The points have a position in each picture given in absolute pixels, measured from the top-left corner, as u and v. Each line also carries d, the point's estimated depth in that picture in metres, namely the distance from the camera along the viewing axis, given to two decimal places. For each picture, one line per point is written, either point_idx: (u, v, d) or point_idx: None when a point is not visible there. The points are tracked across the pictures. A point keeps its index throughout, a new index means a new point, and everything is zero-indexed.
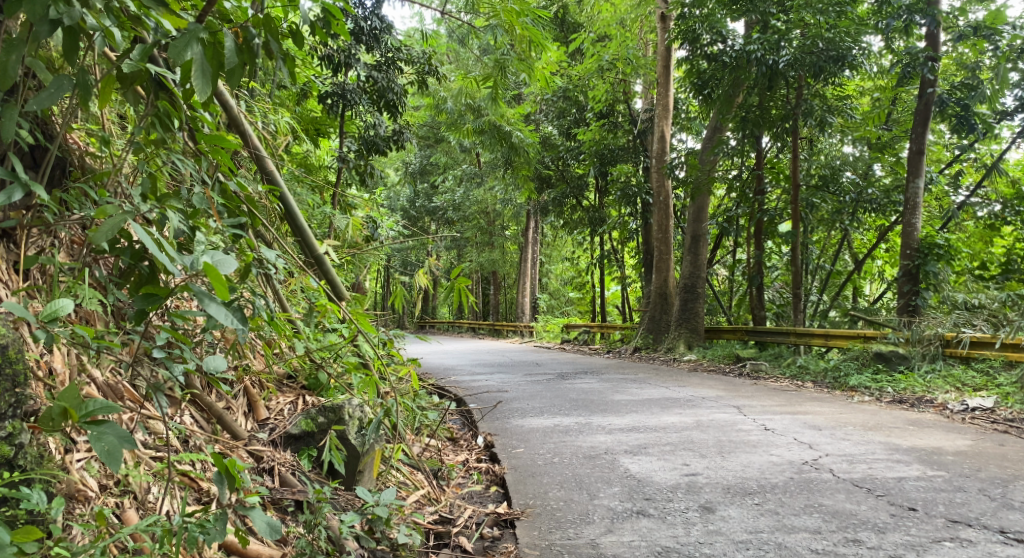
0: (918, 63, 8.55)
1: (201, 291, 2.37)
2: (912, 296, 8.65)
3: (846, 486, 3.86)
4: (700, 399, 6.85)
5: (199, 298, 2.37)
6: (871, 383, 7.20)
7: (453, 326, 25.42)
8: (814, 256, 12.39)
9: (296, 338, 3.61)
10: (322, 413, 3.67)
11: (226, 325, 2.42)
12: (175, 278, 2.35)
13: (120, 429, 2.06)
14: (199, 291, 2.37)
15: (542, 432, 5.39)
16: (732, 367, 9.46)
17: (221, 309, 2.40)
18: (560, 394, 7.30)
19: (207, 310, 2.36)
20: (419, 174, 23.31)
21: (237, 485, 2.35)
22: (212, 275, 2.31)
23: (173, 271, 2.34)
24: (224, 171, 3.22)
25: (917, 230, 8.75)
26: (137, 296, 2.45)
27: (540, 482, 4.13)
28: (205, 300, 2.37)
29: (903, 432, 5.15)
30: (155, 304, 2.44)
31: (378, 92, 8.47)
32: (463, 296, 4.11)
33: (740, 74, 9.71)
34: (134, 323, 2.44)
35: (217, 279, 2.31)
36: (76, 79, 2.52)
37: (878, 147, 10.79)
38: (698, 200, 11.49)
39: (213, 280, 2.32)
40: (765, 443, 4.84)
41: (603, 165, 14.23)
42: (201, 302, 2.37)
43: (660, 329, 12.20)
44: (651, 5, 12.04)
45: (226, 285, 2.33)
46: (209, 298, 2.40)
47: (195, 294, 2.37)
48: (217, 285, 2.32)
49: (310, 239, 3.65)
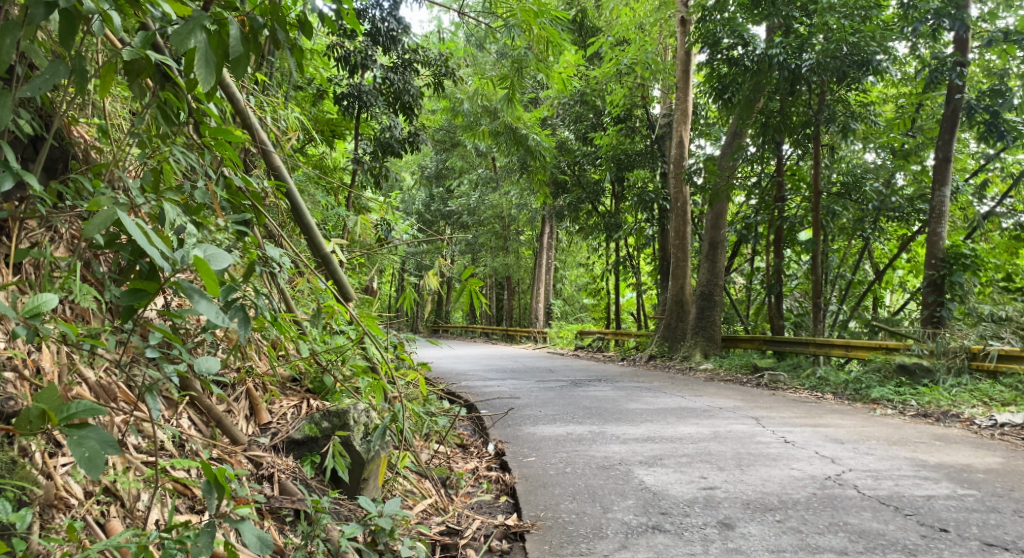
0: (946, 68, 8.38)
1: (191, 286, 2.24)
2: (936, 307, 8.44)
3: (872, 504, 3.69)
4: (718, 409, 6.68)
5: (189, 295, 2.24)
6: (893, 396, 7.00)
7: (466, 331, 25.22)
8: (834, 265, 12.16)
9: (302, 339, 3.47)
10: (326, 418, 3.55)
11: (219, 324, 2.28)
12: (168, 273, 2.21)
13: (104, 433, 1.94)
14: (189, 287, 2.24)
15: (555, 440, 5.25)
16: (749, 377, 9.26)
17: (211, 307, 2.27)
18: (573, 401, 7.14)
19: (198, 308, 2.23)
20: (434, 177, 23.27)
21: (225, 495, 2.22)
22: (202, 269, 2.18)
23: (164, 264, 2.19)
24: (229, 166, 3.11)
25: (942, 239, 8.53)
26: (123, 291, 2.29)
27: (551, 493, 3.99)
28: (194, 296, 2.24)
29: (930, 448, 4.97)
30: (143, 300, 2.29)
31: (394, 94, 8.33)
32: (474, 299, 3.97)
33: (762, 78, 9.47)
34: (122, 321, 2.29)
35: (208, 274, 2.18)
36: (72, 64, 2.41)
37: (903, 155, 10.57)
38: (716, 205, 11.34)
39: (204, 275, 2.18)
40: (785, 456, 4.67)
41: (620, 170, 13.91)
42: (191, 298, 2.24)
43: (676, 337, 11.98)
44: (671, 9, 11.85)
45: (216, 280, 2.19)
46: (199, 293, 2.27)
47: (185, 290, 2.24)
48: (208, 281, 2.19)
49: (318, 239, 3.48)
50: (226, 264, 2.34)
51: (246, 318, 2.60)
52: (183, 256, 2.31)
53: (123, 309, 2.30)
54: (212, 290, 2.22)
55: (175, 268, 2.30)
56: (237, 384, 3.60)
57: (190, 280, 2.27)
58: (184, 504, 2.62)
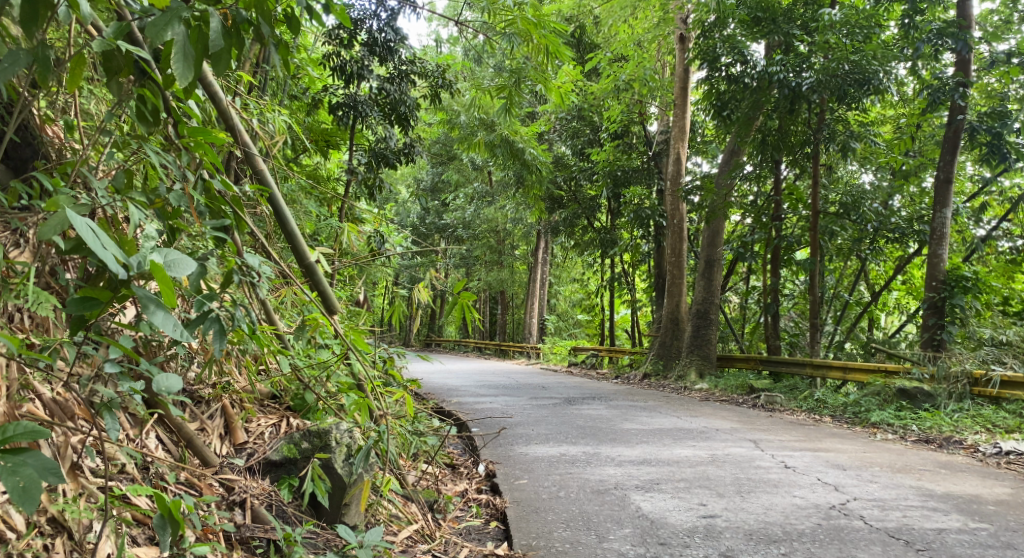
0: (948, 89, 8.10)
1: (146, 294, 2.03)
2: (936, 329, 8.25)
3: (881, 537, 3.51)
4: (715, 430, 6.50)
5: (143, 304, 2.03)
6: (893, 420, 6.83)
7: (459, 345, 24.96)
8: (831, 285, 11.99)
9: (283, 353, 3.28)
10: (306, 438, 3.33)
11: (174, 338, 2.09)
12: (122, 278, 2.01)
13: (45, 459, 1.77)
14: (143, 295, 2.03)
15: (547, 461, 5.06)
16: (745, 397, 9.08)
17: (168, 319, 2.07)
18: (566, 420, 6.94)
19: (153, 319, 2.03)
20: (429, 190, 23.18)
21: (179, 532, 2.08)
22: (158, 273, 1.99)
23: (119, 269, 1.98)
24: (209, 169, 2.94)
25: (943, 261, 8.34)
26: (72, 299, 2.07)
27: (544, 519, 3.80)
28: (149, 306, 2.03)
29: (935, 476, 4.79)
30: (93, 309, 2.07)
31: (390, 105, 8.15)
32: (466, 315, 3.78)
33: (761, 97, 9.37)
34: (70, 332, 2.06)
35: (164, 280, 1.99)
36: (35, 53, 2.26)
37: (902, 176, 10.32)
38: (713, 224, 11.16)
39: (161, 280, 1.99)
40: (787, 483, 4.49)
41: (616, 187, 13.79)
42: (145, 308, 2.03)
43: (671, 355, 11.78)
44: (671, 26, 11.74)
45: (173, 286, 2.00)
46: (155, 304, 2.07)
47: (139, 298, 2.03)
48: (165, 287, 1.99)
49: (304, 248, 3.23)
50: (188, 272, 2.17)
51: (218, 332, 2.41)
52: (138, 261, 2.11)
53: (71, 320, 2.08)
54: (169, 298, 2.02)
55: (131, 275, 2.10)
56: (212, 401, 3.42)
57: (145, 287, 2.07)
58: (143, 535, 2.45)
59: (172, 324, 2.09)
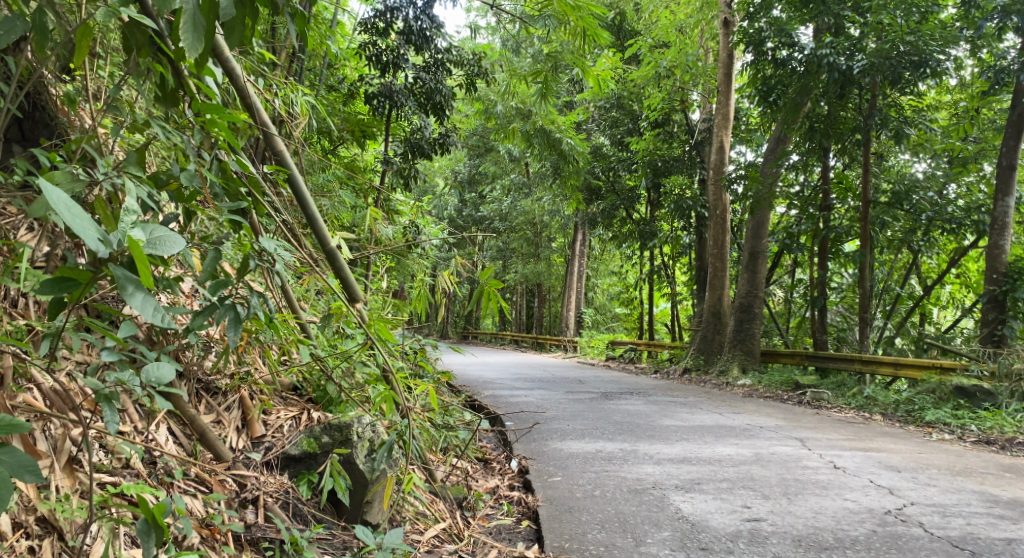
0: (1012, 71, 7.60)
1: (124, 275, 1.88)
2: (997, 324, 7.81)
3: (944, 547, 3.25)
4: (759, 428, 6.23)
5: (121, 285, 1.88)
6: (950, 419, 6.49)
7: (497, 338, 24.77)
8: (880, 278, 11.54)
9: (305, 342, 3.09)
10: (327, 432, 3.15)
11: (154, 321, 1.93)
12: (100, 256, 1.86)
13: (20, 456, 1.65)
14: (122, 275, 1.89)
15: (583, 458, 4.85)
16: (790, 394, 8.76)
17: (148, 302, 1.92)
18: (603, 416, 6.72)
19: (131, 301, 1.88)
20: (466, 183, 23.00)
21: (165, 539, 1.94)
22: (137, 254, 1.83)
23: (98, 245, 1.83)
24: (227, 149, 2.76)
25: (1005, 252, 7.89)
26: (48, 280, 1.91)
27: (577, 519, 3.60)
28: (127, 287, 1.88)
29: (999, 480, 4.47)
30: (73, 290, 1.91)
31: (425, 94, 7.94)
32: (496, 306, 3.56)
33: (811, 81, 8.95)
34: (51, 316, 1.94)
35: (142, 260, 1.83)
36: (32, 20, 2.11)
37: (960, 163, 9.82)
38: (757, 214, 10.77)
39: (138, 260, 1.83)
40: (838, 485, 4.23)
41: (656, 177, 13.48)
42: (123, 290, 1.88)
43: (712, 350, 11.44)
44: (716, 9, 11.31)
45: (151, 266, 1.85)
46: (135, 284, 1.92)
47: (117, 279, 1.88)
48: (142, 268, 1.83)
49: (324, 230, 3.01)
50: (175, 251, 2.03)
51: (228, 321, 2.26)
52: (117, 238, 1.95)
53: (50, 301, 1.93)
54: (147, 278, 1.86)
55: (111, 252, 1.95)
56: (230, 392, 3.30)
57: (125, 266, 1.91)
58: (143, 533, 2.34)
59: (153, 306, 1.94)
